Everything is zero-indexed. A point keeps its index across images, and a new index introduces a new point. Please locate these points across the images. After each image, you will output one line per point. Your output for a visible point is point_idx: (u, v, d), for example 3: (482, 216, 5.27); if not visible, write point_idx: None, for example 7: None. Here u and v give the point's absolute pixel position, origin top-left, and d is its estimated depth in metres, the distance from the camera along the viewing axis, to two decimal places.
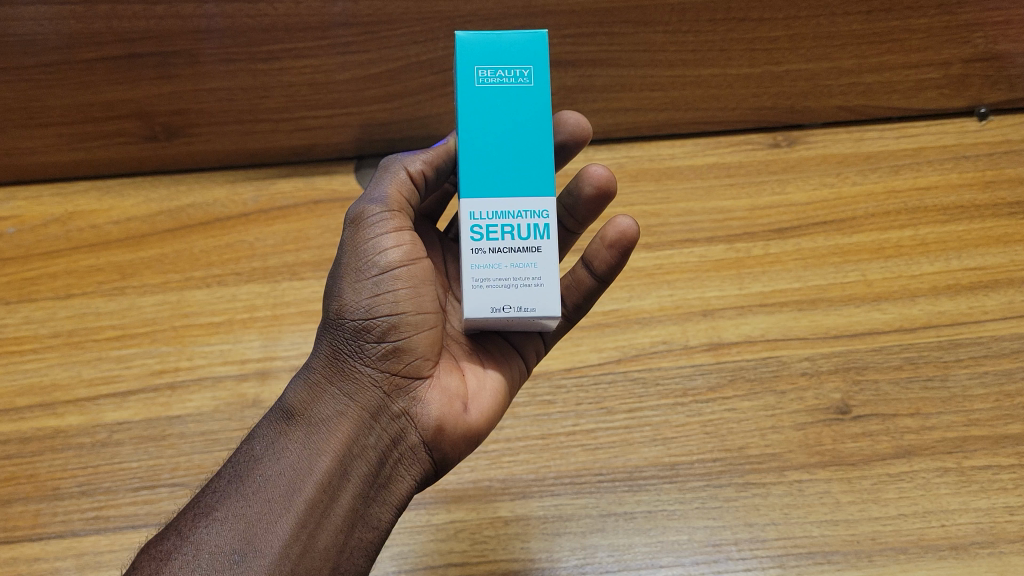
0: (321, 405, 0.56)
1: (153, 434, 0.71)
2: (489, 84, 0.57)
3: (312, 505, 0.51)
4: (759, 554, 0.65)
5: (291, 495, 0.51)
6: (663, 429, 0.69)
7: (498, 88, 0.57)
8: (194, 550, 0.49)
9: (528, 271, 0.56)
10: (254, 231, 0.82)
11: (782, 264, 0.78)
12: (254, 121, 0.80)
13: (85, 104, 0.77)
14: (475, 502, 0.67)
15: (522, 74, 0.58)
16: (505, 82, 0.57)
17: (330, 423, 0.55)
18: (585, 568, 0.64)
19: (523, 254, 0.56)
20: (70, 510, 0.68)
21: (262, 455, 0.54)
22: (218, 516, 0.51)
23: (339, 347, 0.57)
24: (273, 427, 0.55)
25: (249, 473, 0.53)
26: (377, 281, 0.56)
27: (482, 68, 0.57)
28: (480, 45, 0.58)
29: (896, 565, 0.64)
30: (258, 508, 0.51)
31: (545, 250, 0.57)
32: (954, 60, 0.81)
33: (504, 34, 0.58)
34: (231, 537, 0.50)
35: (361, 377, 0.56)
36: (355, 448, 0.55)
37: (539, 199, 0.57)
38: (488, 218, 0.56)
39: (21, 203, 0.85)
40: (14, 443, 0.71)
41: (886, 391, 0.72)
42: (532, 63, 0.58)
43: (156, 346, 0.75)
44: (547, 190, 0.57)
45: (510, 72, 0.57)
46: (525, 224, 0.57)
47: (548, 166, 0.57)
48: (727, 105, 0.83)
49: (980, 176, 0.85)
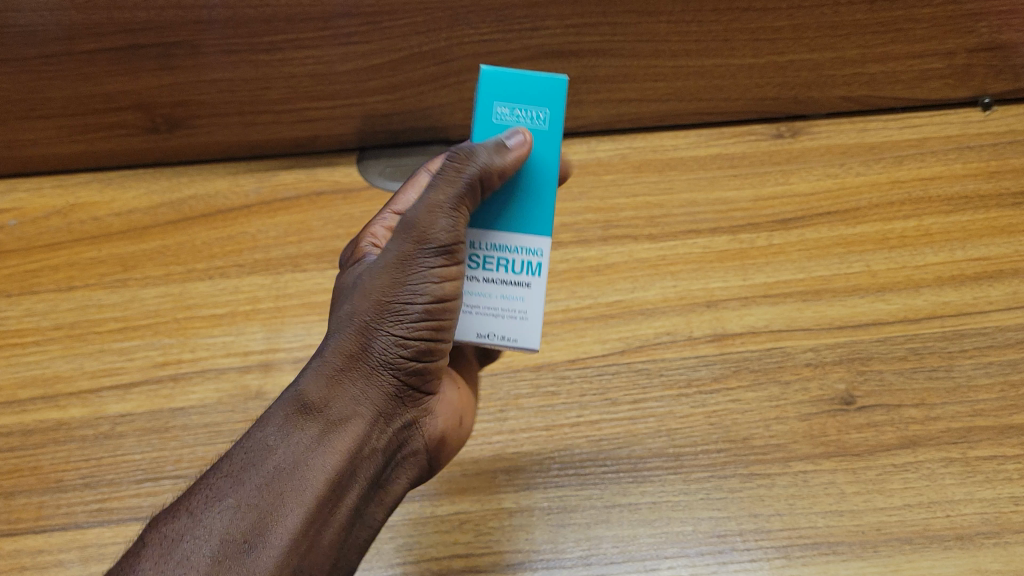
0: (341, 402, 0.53)
1: (156, 427, 0.69)
2: (504, 121, 0.58)
3: (324, 504, 0.51)
4: (764, 545, 0.62)
5: (307, 493, 0.50)
6: (668, 420, 0.69)
7: (512, 126, 0.58)
8: (205, 536, 0.48)
9: (516, 304, 0.59)
10: (256, 223, 0.82)
11: (786, 254, 0.79)
12: (256, 113, 0.81)
13: (86, 96, 0.77)
14: (479, 492, 0.66)
15: (536, 116, 0.58)
16: (519, 122, 0.58)
17: (348, 422, 0.53)
18: (590, 560, 0.62)
19: (514, 287, 0.59)
20: (73, 502, 0.66)
21: (277, 444, 0.51)
22: (230, 503, 0.49)
23: (368, 350, 0.54)
24: (288, 417, 0.52)
25: (263, 458, 0.51)
26: (413, 288, 0.54)
27: (501, 104, 0.58)
28: (503, 79, 0.58)
29: (901, 556, 0.61)
30: (273, 501, 0.50)
31: (533, 288, 0.59)
32: (959, 50, 0.81)
33: (528, 73, 0.58)
34: (247, 530, 0.48)
35: (382, 381, 0.55)
36: (365, 449, 0.54)
37: (536, 236, 0.58)
38: (481, 250, 0.59)
39: (23, 196, 0.85)
40: (17, 436, 0.70)
41: (890, 381, 0.70)
42: (547, 108, 0.58)
43: (159, 338, 0.74)
44: (544, 230, 0.58)
45: (526, 112, 0.58)
46: (519, 260, 0.59)
47: (546, 207, 0.58)
48: (729, 95, 0.85)
49: (983, 167, 0.85)
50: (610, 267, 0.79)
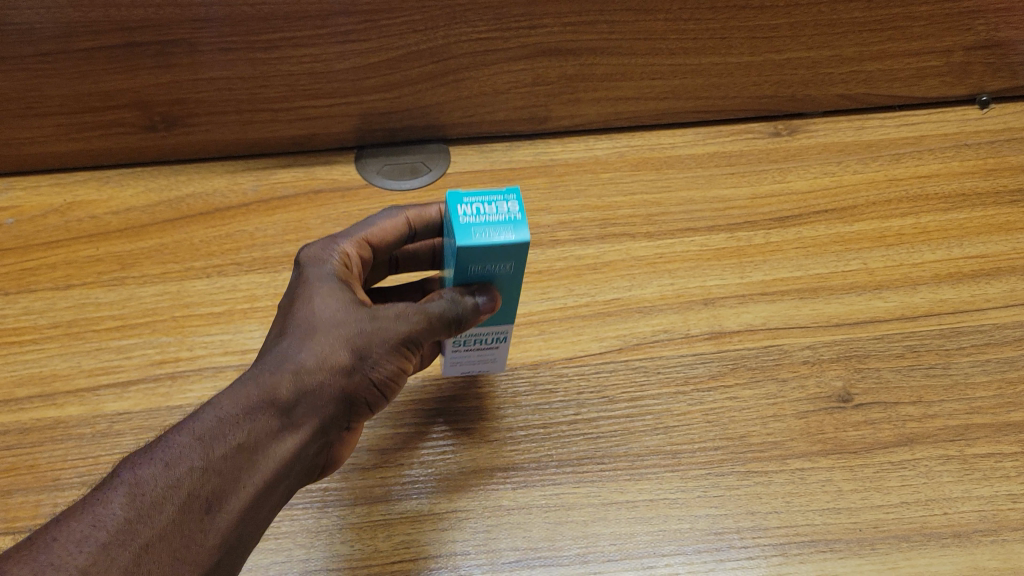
0: (302, 408, 0.54)
1: (153, 425, 0.68)
2: (478, 273, 0.58)
3: (258, 497, 0.51)
4: (761, 542, 0.61)
5: (252, 480, 0.51)
6: (666, 418, 0.68)
7: (485, 276, 0.58)
8: (170, 490, 0.48)
9: (487, 355, 0.68)
10: (254, 221, 0.82)
11: (783, 252, 0.79)
12: (253, 111, 0.82)
13: (84, 94, 0.78)
14: (477, 489, 0.64)
15: (505, 269, 0.58)
16: (490, 272, 0.58)
17: (300, 428, 0.54)
18: (587, 558, 0.60)
19: (486, 347, 0.67)
20: (71, 501, 0.64)
21: (236, 424, 0.51)
22: (199, 463, 0.49)
23: (341, 375, 0.55)
24: (253, 405, 0.52)
25: (230, 430, 0.51)
26: (392, 355, 0.57)
27: (474, 265, 0.57)
28: (474, 257, 0.55)
29: (899, 552, 0.60)
30: (222, 477, 0.50)
31: (499, 349, 0.68)
32: (956, 48, 0.86)
33: (494, 246, 0.55)
34: (192, 501, 0.48)
35: (339, 405, 0.55)
36: (301, 459, 0.54)
37: (500, 324, 0.64)
38: (465, 341, 0.66)
39: (20, 194, 0.85)
40: (13, 434, 0.67)
41: (888, 378, 0.70)
42: (516, 260, 0.57)
43: (156, 336, 0.74)
44: (508, 321, 0.64)
45: (495, 266, 0.57)
46: (489, 336, 0.66)
47: (511, 309, 0.62)
48: (726, 94, 0.87)
49: (980, 164, 0.86)
50: (608, 265, 0.79)
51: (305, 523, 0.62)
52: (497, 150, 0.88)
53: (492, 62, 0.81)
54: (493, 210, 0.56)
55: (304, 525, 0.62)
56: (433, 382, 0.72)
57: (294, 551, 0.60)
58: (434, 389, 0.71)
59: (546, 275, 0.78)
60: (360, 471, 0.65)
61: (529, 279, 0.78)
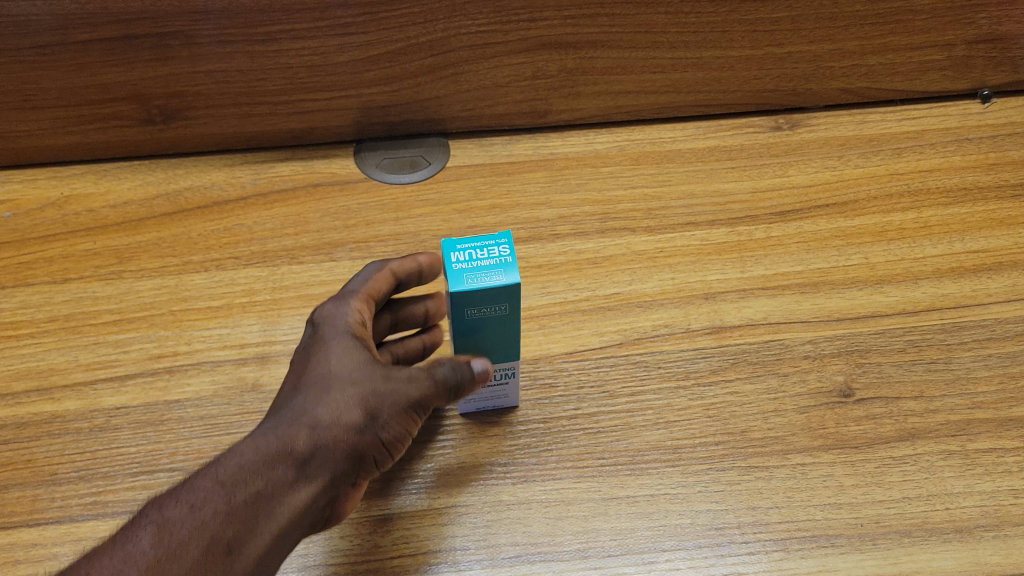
0: (319, 462, 0.53)
1: (151, 419, 0.68)
2: (476, 314, 0.61)
3: (272, 547, 0.51)
4: (762, 537, 0.61)
5: (267, 530, 0.51)
6: (666, 412, 0.68)
7: (483, 316, 0.61)
8: (194, 532, 0.49)
9: (499, 392, 0.67)
10: (252, 215, 0.82)
11: (784, 247, 0.79)
12: (252, 104, 0.82)
13: (81, 86, 0.78)
14: (476, 485, 0.64)
15: (499, 309, 0.61)
16: (487, 313, 0.61)
17: (317, 481, 0.53)
18: (587, 553, 0.60)
19: (498, 385, 0.66)
20: (67, 496, 0.63)
21: (253, 475, 0.51)
22: (220, 508, 0.50)
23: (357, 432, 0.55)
24: (271, 458, 0.52)
25: (247, 480, 0.51)
26: (407, 415, 0.57)
27: (471, 309, 0.60)
28: (465, 298, 0.59)
29: (900, 548, 0.60)
30: (237, 527, 0.50)
31: (510, 386, 0.67)
32: (959, 42, 0.85)
33: (484, 288, 0.59)
34: (209, 549, 0.49)
35: (356, 458, 0.55)
36: (317, 510, 0.54)
37: (506, 361, 0.65)
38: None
39: (17, 187, 0.84)
40: (9, 429, 0.67)
41: (889, 373, 0.70)
42: (511, 300, 0.60)
43: (154, 330, 0.73)
44: (513, 357, 0.65)
45: (489, 307, 0.60)
46: (497, 373, 0.66)
47: (515, 347, 0.64)
48: (728, 87, 0.87)
49: (982, 158, 0.86)
50: (608, 259, 0.78)
51: None
52: (497, 143, 0.88)
53: (491, 56, 0.81)
54: (484, 256, 0.61)
55: None
56: None
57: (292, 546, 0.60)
58: None
59: (546, 270, 0.78)
60: None
61: (529, 274, 0.77)
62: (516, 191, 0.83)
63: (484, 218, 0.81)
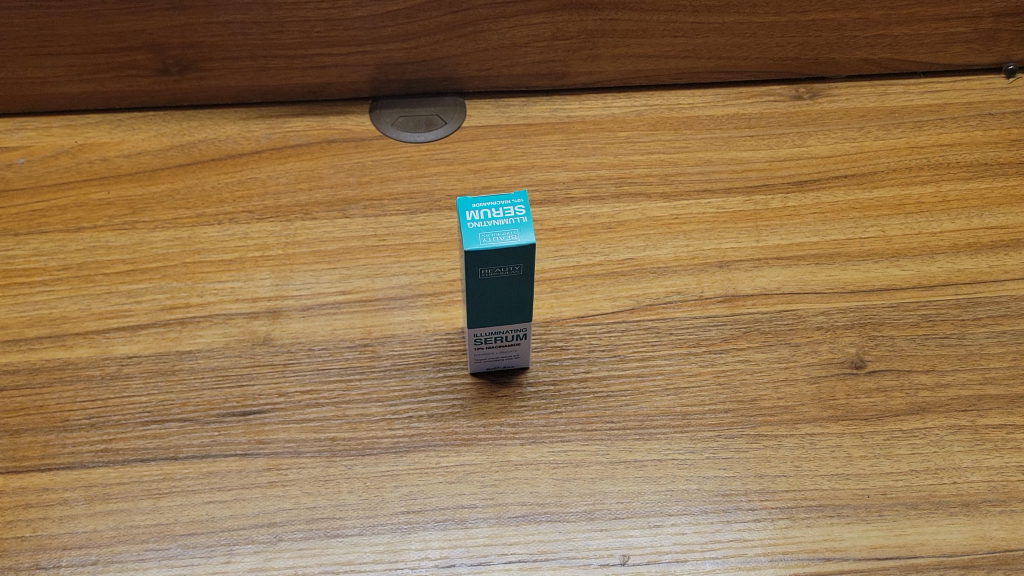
0: None
1: (162, 369, 0.68)
2: (490, 275, 0.61)
3: None
4: (769, 505, 0.61)
5: None
6: (676, 378, 0.68)
7: (497, 277, 0.61)
8: None
9: (510, 350, 0.67)
10: (266, 169, 0.81)
11: (800, 217, 0.78)
12: (269, 57, 0.82)
13: (96, 34, 0.79)
14: (485, 444, 0.64)
15: (513, 270, 0.61)
16: (501, 273, 0.61)
17: None
18: (594, 515, 0.60)
19: (510, 344, 0.66)
20: (78, 442, 0.64)
21: None
22: None
23: None
24: None
25: None
26: None
27: (485, 268, 0.60)
28: (481, 259, 0.59)
29: (907, 520, 0.60)
30: None
31: (522, 346, 0.67)
32: (985, 14, 0.85)
33: (500, 248, 0.59)
34: None
35: None
36: None
37: (520, 324, 0.65)
38: (486, 337, 0.65)
39: (30, 133, 0.83)
40: (22, 374, 0.68)
41: (902, 347, 0.70)
42: (525, 261, 0.60)
43: (167, 281, 0.73)
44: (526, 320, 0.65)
45: (505, 268, 0.60)
46: (511, 333, 0.66)
47: (528, 311, 0.64)
48: (750, 54, 0.86)
49: (1004, 134, 0.84)
50: (623, 225, 0.78)
51: (312, 472, 0.62)
52: (514, 104, 0.87)
53: (512, 15, 0.81)
54: (499, 216, 0.61)
55: (311, 474, 0.62)
56: (445, 337, 0.70)
57: (300, 499, 0.61)
58: (445, 342, 0.70)
59: (560, 233, 0.77)
60: (368, 422, 0.65)
61: (542, 237, 0.77)
62: (532, 153, 0.83)
63: (498, 179, 0.80)
